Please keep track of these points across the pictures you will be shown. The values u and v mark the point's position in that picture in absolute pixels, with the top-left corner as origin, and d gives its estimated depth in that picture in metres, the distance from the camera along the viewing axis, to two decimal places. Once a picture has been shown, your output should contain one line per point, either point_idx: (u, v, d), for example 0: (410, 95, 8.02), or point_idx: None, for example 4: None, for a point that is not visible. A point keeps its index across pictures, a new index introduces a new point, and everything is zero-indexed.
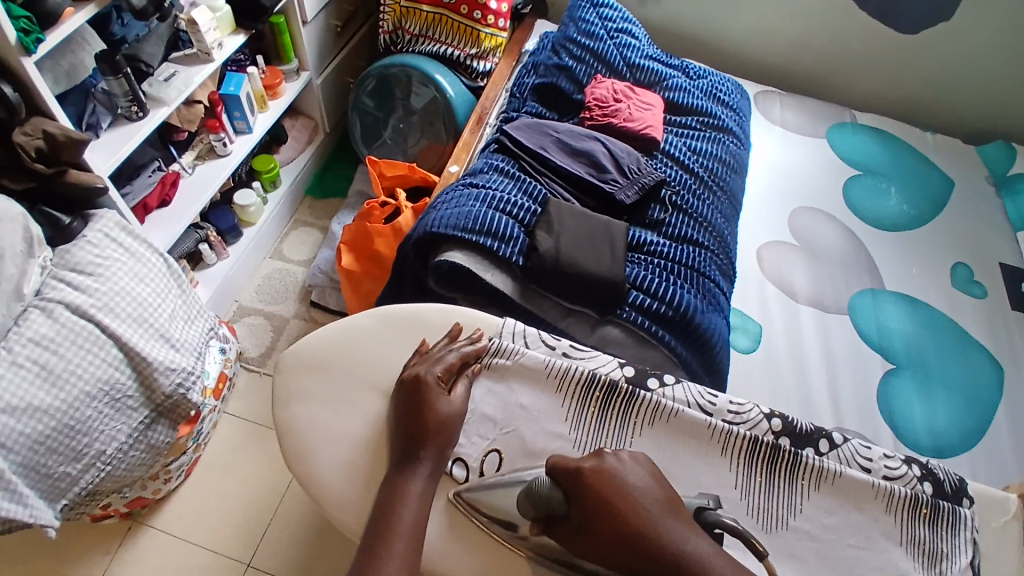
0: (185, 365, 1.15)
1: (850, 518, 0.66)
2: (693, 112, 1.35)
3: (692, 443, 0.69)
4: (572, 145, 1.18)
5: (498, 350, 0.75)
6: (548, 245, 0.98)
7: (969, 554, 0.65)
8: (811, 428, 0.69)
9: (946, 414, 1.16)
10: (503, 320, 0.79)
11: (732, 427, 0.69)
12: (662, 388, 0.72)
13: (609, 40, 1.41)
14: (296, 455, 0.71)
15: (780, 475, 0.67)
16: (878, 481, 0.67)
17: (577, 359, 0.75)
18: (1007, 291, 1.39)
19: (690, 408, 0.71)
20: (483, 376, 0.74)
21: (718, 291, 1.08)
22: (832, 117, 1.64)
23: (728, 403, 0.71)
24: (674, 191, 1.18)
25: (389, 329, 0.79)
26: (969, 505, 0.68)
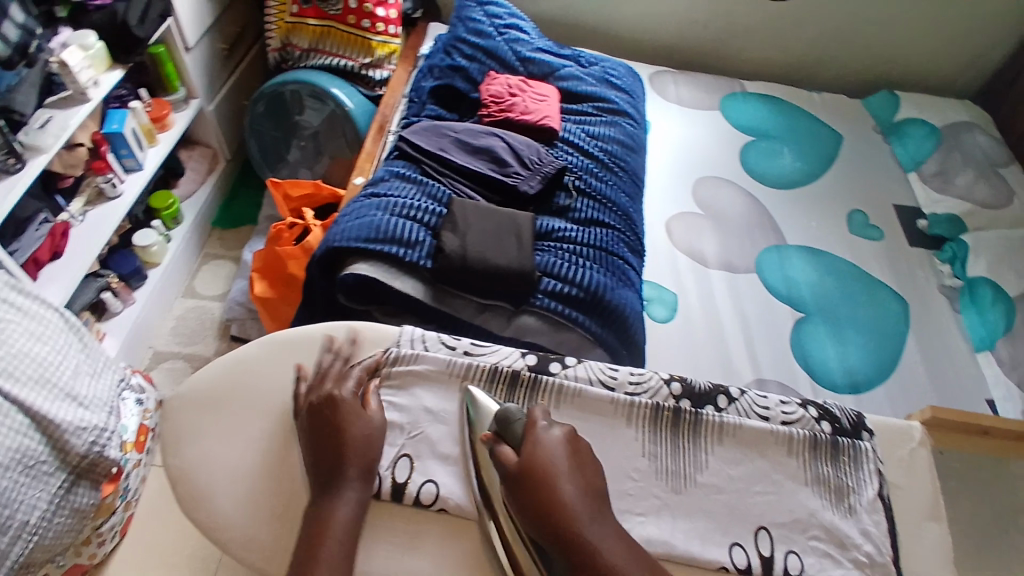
0: (97, 423, 1.07)
1: (757, 467, 0.68)
2: (588, 99, 1.38)
3: (598, 420, 0.70)
4: (471, 143, 1.18)
5: (401, 357, 0.74)
6: (454, 244, 0.97)
7: (874, 485, 0.69)
8: (709, 387, 0.72)
9: (857, 354, 1.24)
10: (401, 328, 0.78)
11: (635, 397, 0.71)
12: (565, 370, 0.73)
13: (499, 37, 1.42)
14: (195, 499, 0.68)
15: (686, 436, 0.69)
16: (777, 427, 0.70)
17: (480, 356, 0.75)
18: (902, 231, 1.50)
19: (594, 386, 0.72)
20: (390, 383, 0.73)
21: (628, 268, 1.11)
22: (723, 89, 1.71)
23: (628, 375, 0.73)
24: (577, 176, 1.20)
25: (282, 354, 0.76)
26: (868, 438, 0.72)
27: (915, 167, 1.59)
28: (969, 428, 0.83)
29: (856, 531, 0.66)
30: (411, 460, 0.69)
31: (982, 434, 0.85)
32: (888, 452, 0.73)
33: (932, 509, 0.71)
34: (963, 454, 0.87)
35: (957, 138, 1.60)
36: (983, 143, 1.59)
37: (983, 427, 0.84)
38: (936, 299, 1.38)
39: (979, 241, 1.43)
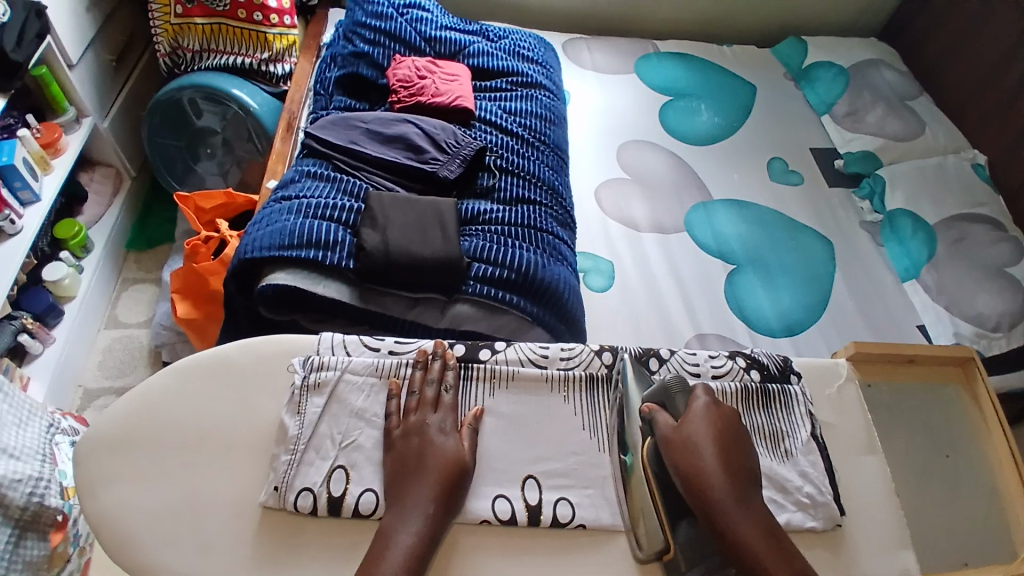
0: (31, 472, 0.99)
1: None
2: (501, 74, 1.35)
3: (533, 399, 0.72)
4: (383, 132, 1.14)
5: (322, 365, 0.71)
6: (375, 241, 0.94)
7: (807, 427, 0.71)
8: (639, 351, 0.74)
9: (788, 297, 1.29)
10: (319, 336, 0.74)
11: (568, 372, 0.73)
12: (494, 356, 0.74)
13: (400, 17, 1.37)
14: (115, 547, 0.63)
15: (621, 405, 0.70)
16: (709, 382, 0.72)
17: (404, 354, 0.73)
18: (820, 172, 1.55)
19: (525, 366, 0.73)
20: (314, 395, 0.69)
21: (560, 243, 1.10)
22: (637, 52, 1.71)
23: (559, 351, 0.74)
24: (498, 155, 1.18)
25: (192, 381, 0.72)
26: (796, 380, 0.75)
27: (827, 109, 1.64)
28: (893, 358, 0.82)
29: (795, 473, 0.68)
30: (346, 472, 0.66)
31: (908, 362, 0.84)
32: (818, 392, 0.75)
33: (867, 441, 0.73)
34: (900, 388, 0.83)
35: (866, 76, 1.64)
36: (890, 78, 1.64)
37: (909, 355, 0.83)
38: (858, 234, 1.44)
39: (896, 175, 1.47)
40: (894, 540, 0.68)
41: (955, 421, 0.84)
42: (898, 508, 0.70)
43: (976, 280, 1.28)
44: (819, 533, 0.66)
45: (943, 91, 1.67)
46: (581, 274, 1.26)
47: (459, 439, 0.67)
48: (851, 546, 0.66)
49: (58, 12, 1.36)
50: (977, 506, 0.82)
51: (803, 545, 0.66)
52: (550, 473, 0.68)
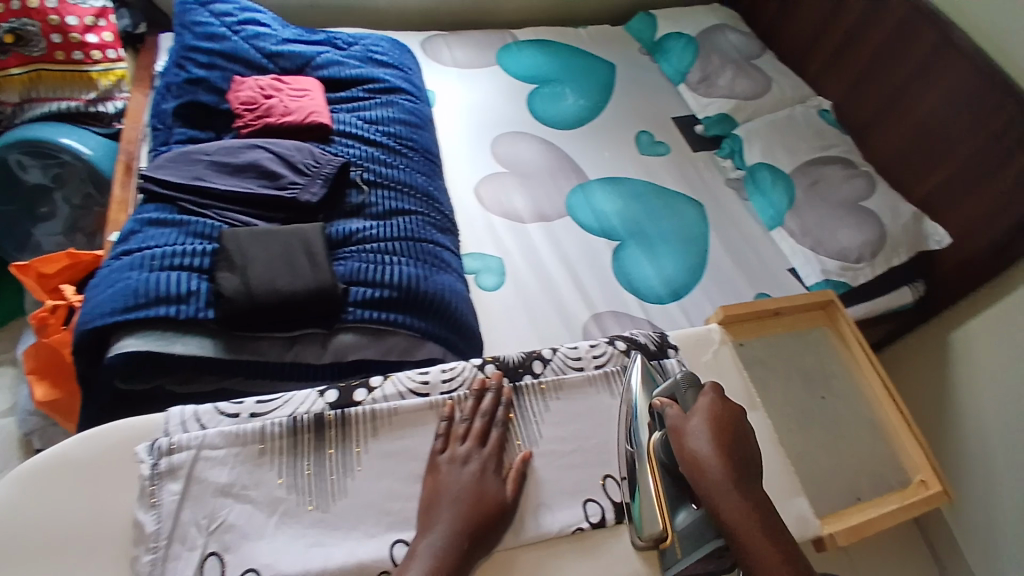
0: None
1: (576, 421, 0.74)
2: (356, 82, 1.28)
3: (421, 430, 0.70)
4: (230, 163, 1.05)
5: (173, 447, 0.65)
6: (234, 285, 0.86)
7: None
8: (520, 360, 0.77)
9: (671, 264, 1.35)
10: (170, 411, 0.69)
11: (450, 394, 0.73)
12: (372, 394, 0.72)
13: (235, 36, 1.26)
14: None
15: (510, 414, 0.72)
16: (592, 373, 0.77)
17: (268, 414, 0.69)
18: (684, 139, 1.64)
19: (406, 398, 0.72)
20: (169, 481, 0.63)
21: (443, 252, 1.07)
22: (496, 44, 1.70)
23: (439, 374, 0.75)
24: (364, 168, 1.12)
25: (27, 494, 0.64)
26: (674, 354, 0.81)
27: (682, 78, 1.70)
28: (759, 313, 0.89)
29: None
30: (222, 557, 0.61)
31: (774, 315, 0.91)
32: (695, 359, 0.82)
33: (747, 400, 0.79)
34: (774, 340, 0.90)
35: (711, 40, 1.71)
36: (734, 40, 1.71)
37: (774, 308, 0.91)
38: (725, 194, 1.55)
39: (750, 132, 1.56)
40: (787, 488, 0.73)
41: (825, 358, 0.91)
42: (783, 458, 0.75)
43: (834, 217, 1.39)
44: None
45: (787, 45, 1.79)
46: (471, 277, 1.25)
47: (499, 481, 0.67)
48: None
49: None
50: (865, 437, 0.87)
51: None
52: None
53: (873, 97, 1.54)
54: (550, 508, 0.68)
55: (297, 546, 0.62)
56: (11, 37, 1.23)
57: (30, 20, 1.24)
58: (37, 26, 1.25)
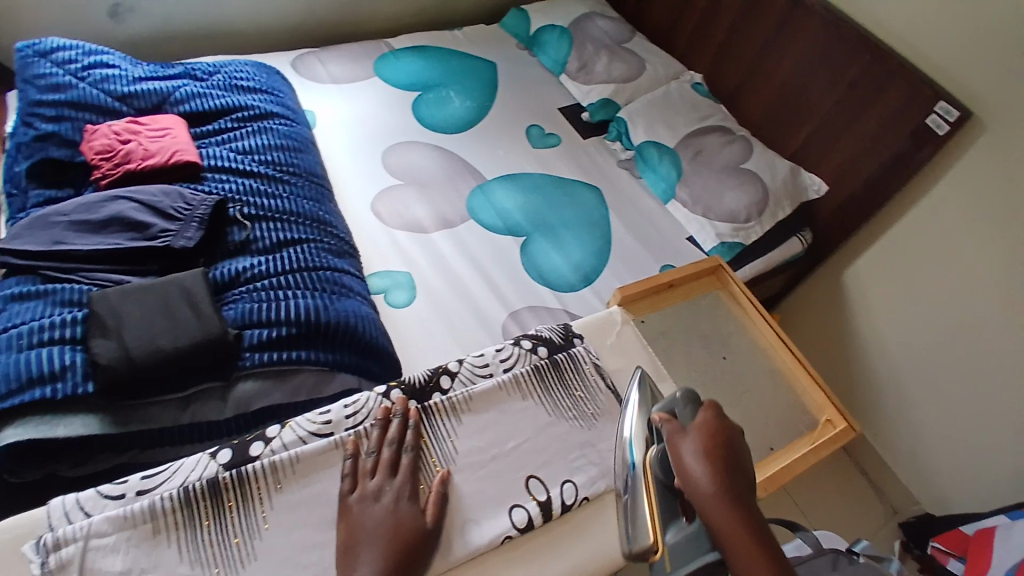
0: None
1: (496, 424, 0.76)
2: (223, 113, 1.21)
3: (331, 473, 0.68)
4: (91, 219, 0.95)
5: (60, 541, 0.60)
6: (111, 352, 0.79)
7: (600, 380, 0.82)
8: (426, 381, 0.77)
9: (579, 250, 1.38)
10: (52, 501, 0.63)
11: (355, 429, 0.71)
12: (269, 447, 0.69)
13: (81, 82, 1.16)
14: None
15: (423, 433, 0.73)
16: (502, 378, 0.79)
17: (156, 489, 0.64)
18: (573, 128, 1.68)
19: (308, 441, 0.70)
20: None
21: (343, 276, 1.03)
22: (372, 54, 1.66)
23: (342, 410, 0.73)
24: (242, 202, 1.06)
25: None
26: (580, 342, 0.86)
27: (562, 69, 1.74)
28: (653, 289, 0.95)
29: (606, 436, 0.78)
30: None
31: (670, 287, 0.97)
32: (601, 344, 0.87)
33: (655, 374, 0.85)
34: (674, 311, 0.96)
35: (582, 28, 1.75)
36: (605, 26, 1.76)
37: (668, 281, 0.97)
38: (619, 175, 1.60)
39: (633, 112, 1.61)
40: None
41: (723, 320, 0.97)
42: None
43: (720, 183, 1.47)
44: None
45: (653, 23, 1.87)
46: (380, 296, 1.21)
47: (418, 509, 0.66)
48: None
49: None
50: (769, 387, 0.92)
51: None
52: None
53: (737, 67, 1.64)
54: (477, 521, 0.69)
55: None
56: None
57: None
58: None
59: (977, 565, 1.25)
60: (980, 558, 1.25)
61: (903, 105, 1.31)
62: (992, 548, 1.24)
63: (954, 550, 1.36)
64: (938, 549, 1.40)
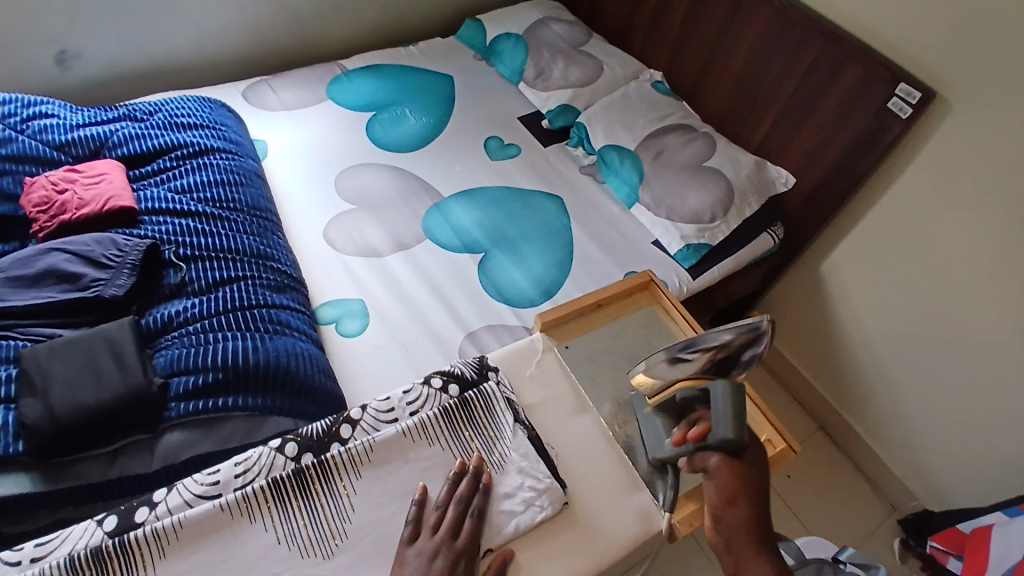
0: None
1: (400, 475, 0.73)
2: (163, 153, 1.20)
3: (218, 539, 0.66)
4: (24, 274, 0.95)
5: None
6: (37, 411, 0.78)
7: (511, 416, 0.79)
8: (321, 434, 0.74)
9: (539, 263, 1.34)
10: None
11: (242, 491, 0.69)
12: (154, 513, 0.67)
13: (18, 133, 1.16)
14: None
15: (318, 488, 0.71)
16: (407, 423, 0.76)
17: (48, 557, 0.64)
18: (534, 136, 1.64)
19: (194, 505, 0.68)
20: None
21: (282, 313, 1.02)
22: (326, 78, 1.65)
23: (233, 469, 0.71)
24: (179, 243, 1.05)
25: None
26: (494, 375, 0.83)
27: (519, 77, 1.71)
28: (580, 310, 0.92)
29: (515, 477, 0.75)
30: None
31: (597, 307, 0.95)
32: (519, 374, 0.85)
33: (577, 404, 0.84)
34: (606, 330, 0.93)
35: (537, 35, 1.72)
36: (560, 31, 1.73)
37: (594, 301, 0.94)
38: (582, 181, 1.56)
39: (592, 116, 1.58)
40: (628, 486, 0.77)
41: (665, 333, 0.93)
42: (617, 457, 0.80)
43: (682, 182, 1.42)
44: (555, 519, 0.74)
45: (611, 22, 1.83)
46: (331, 325, 1.18)
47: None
48: (577, 506, 0.75)
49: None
50: None
51: (548, 536, 0.73)
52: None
53: (696, 62, 1.60)
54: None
55: None
56: None
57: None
58: None
59: (973, 565, 1.15)
60: (979, 557, 1.15)
61: (863, 87, 1.26)
62: (991, 547, 1.14)
63: (952, 549, 1.26)
64: (936, 547, 1.31)
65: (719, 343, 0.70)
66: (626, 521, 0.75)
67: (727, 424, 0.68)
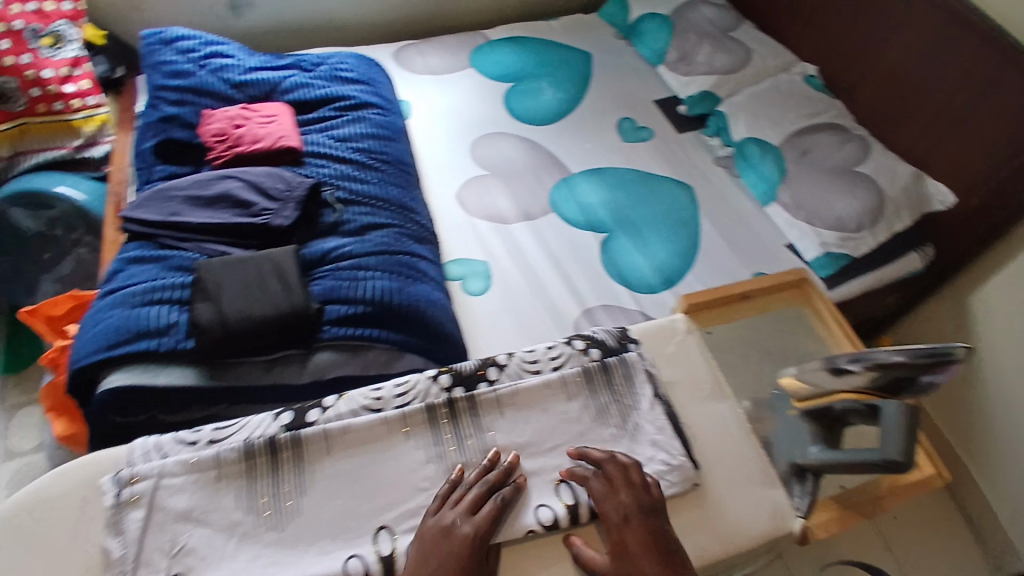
0: None
1: (541, 422, 0.76)
2: (325, 102, 1.30)
3: (377, 447, 0.72)
4: (203, 195, 1.07)
5: (134, 478, 0.68)
6: (209, 315, 0.88)
7: (650, 388, 0.79)
8: (472, 370, 0.78)
9: (663, 249, 1.32)
10: (129, 445, 0.71)
11: (403, 409, 0.74)
12: (325, 414, 0.74)
13: (202, 70, 1.28)
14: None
15: (465, 421, 0.75)
16: (549, 376, 0.79)
17: (224, 440, 0.72)
18: (669, 122, 1.61)
19: (358, 415, 0.74)
20: (133, 509, 0.66)
21: (420, 262, 1.08)
22: (469, 46, 1.69)
23: (392, 390, 0.76)
24: (337, 187, 1.14)
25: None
26: (635, 347, 0.83)
27: (660, 59, 1.67)
28: (722, 301, 0.91)
29: (647, 447, 0.75)
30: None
31: (742, 299, 0.92)
32: (658, 352, 0.84)
33: (715, 389, 0.81)
34: (748, 323, 0.90)
35: (683, 16, 1.66)
36: (709, 13, 1.66)
37: (739, 292, 0.92)
38: (717, 174, 1.52)
39: (735, 106, 1.51)
40: (760, 479, 0.75)
41: (805, 333, 0.91)
42: (755, 448, 0.77)
43: (828, 185, 1.33)
44: (682, 498, 0.73)
45: (764, 9, 1.73)
46: (457, 283, 1.24)
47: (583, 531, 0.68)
48: (708, 489, 0.74)
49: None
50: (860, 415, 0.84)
51: (671, 511, 0.72)
52: (401, 516, 0.68)
53: (854, 58, 1.48)
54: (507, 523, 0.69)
55: (254, 567, 0.65)
56: None
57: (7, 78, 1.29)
58: (13, 81, 1.29)
59: None
60: None
61: None
62: None
63: None
64: None
65: (888, 362, 0.69)
66: (758, 514, 0.72)
67: (897, 444, 0.68)
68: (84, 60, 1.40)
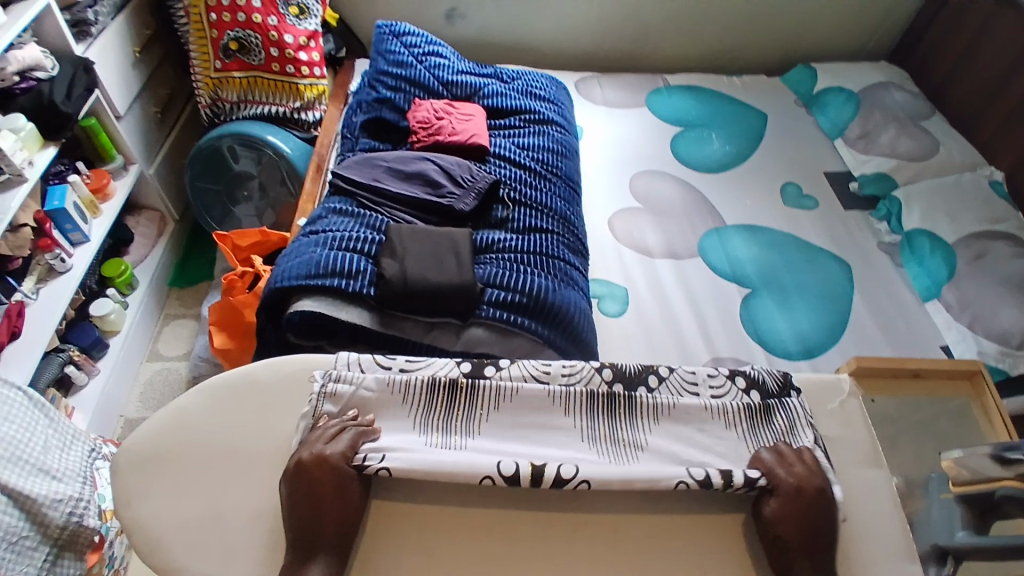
0: (72, 493, 1.03)
1: (693, 437, 0.76)
2: (515, 113, 1.42)
3: (538, 412, 0.75)
4: (403, 170, 1.21)
5: (338, 379, 0.75)
6: (394, 270, 1.00)
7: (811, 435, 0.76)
8: (637, 371, 0.80)
9: (806, 317, 1.29)
10: (337, 354, 0.79)
11: (568, 386, 0.77)
12: (499, 372, 0.78)
13: (420, 64, 1.45)
14: (146, 554, 0.66)
15: (621, 418, 0.77)
16: (710, 402, 0.78)
17: (414, 370, 0.78)
18: (836, 195, 1.56)
19: (529, 381, 0.78)
20: (330, 403, 0.74)
21: (571, 270, 1.15)
22: (647, 86, 1.78)
23: (560, 368, 0.79)
24: (512, 187, 1.24)
25: (219, 402, 0.75)
26: (795, 395, 0.80)
27: (840, 132, 1.65)
28: (895, 371, 0.90)
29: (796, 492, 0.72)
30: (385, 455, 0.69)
31: (914, 377, 0.91)
32: (820, 406, 0.81)
33: (871, 457, 0.77)
34: (912, 401, 0.89)
35: (876, 97, 1.65)
36: (901, 98, 1.64)
37: (913, 369, 0.90)
38: (877, 256, 1.44)
39: (912, 193, 1.46)
40: (902, 556, 0.71)
41: (959, 427, 0.89)
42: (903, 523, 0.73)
43: (998, 293, 1.24)
44: None
45: (957, 105, 1.66)
46: (595, 300, 1.29)
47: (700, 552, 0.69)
48: (848, 545, 0.71)
49: (105, 68, 1.44)
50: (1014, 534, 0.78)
51: None
52: (551, 482, 0.71)
53: None
54: (639, 512, 0.71)
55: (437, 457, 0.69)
56: (236, 45, 1.49)
57: (254, 33, 1.49)
58: (259, 39, 1.49)
59: None
60: None
61: None
62: None
63: None
64: None
65: None
66: None
67: None
68: (321, 34, 1.61)
